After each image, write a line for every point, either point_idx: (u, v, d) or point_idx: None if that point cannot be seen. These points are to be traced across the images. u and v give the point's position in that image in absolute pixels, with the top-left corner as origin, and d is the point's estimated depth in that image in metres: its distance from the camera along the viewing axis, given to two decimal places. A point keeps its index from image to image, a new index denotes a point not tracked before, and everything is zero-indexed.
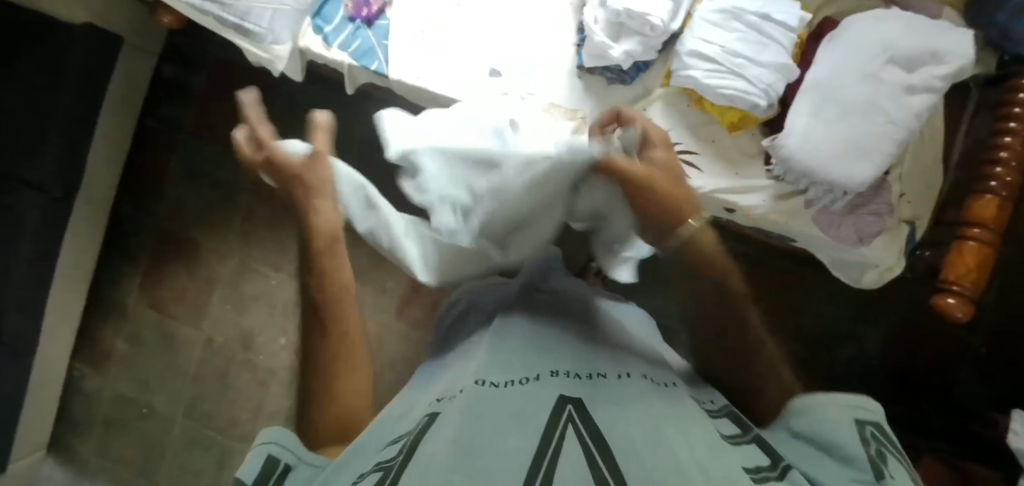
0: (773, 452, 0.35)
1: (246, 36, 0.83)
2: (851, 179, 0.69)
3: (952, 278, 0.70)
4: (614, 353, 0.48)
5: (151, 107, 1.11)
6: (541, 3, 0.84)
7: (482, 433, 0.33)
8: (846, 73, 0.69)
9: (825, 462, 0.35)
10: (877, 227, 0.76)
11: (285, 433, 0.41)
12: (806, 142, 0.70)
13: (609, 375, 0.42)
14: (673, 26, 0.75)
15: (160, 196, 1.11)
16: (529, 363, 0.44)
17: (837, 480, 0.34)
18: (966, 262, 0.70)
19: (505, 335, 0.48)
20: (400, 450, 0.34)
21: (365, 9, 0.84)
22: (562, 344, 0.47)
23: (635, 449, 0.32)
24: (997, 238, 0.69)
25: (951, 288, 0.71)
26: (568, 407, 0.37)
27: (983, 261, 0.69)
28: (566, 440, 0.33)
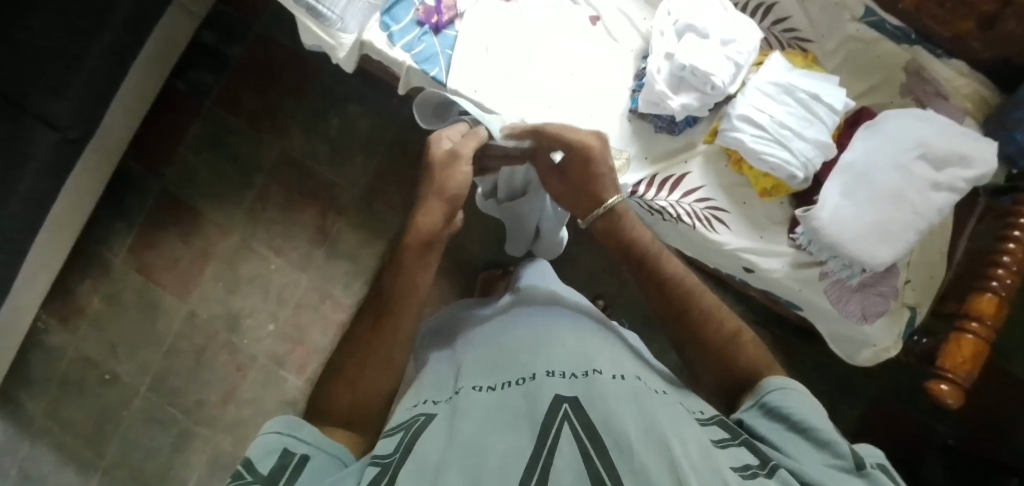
0: (762, 453, 0.39)
1: (316, 19, 0.83)
2: (874, 258, 0.76)
3: (948, 365, 0.74)
4: (613, 352, 0.50)
5: (181, 68, 1.09)
6: (605, 47, 0.89)
7: (478, 434, 0.39)
8: (881, 164, 0.77)
9: (808, 451, 0.41)
10: (882, 308, 0.81)
11: (299, 426, 0.42)
12: (845, 224, 0.76)
13: (604, 371, 0.45)
14: (730, 89, 0.81)
15: (172, 159, 1.08)
16: (522, 365, 0.48)
17: (815, 462, 0.40)
18: (963, 352, 0.74)
19: (503, 344, 0.53)
20: (396, 448, 0.39)
21: (436, 16, 0.86)
22: (560, 344, 0.50)
23: (630, 443, 0.36)
24: (991, 334, 0.74)
25: (945, 375, 0.74)
26: (565, 406, 0.40)
27: (979, 353, 0.74)
28: (564, 438, 0.37)
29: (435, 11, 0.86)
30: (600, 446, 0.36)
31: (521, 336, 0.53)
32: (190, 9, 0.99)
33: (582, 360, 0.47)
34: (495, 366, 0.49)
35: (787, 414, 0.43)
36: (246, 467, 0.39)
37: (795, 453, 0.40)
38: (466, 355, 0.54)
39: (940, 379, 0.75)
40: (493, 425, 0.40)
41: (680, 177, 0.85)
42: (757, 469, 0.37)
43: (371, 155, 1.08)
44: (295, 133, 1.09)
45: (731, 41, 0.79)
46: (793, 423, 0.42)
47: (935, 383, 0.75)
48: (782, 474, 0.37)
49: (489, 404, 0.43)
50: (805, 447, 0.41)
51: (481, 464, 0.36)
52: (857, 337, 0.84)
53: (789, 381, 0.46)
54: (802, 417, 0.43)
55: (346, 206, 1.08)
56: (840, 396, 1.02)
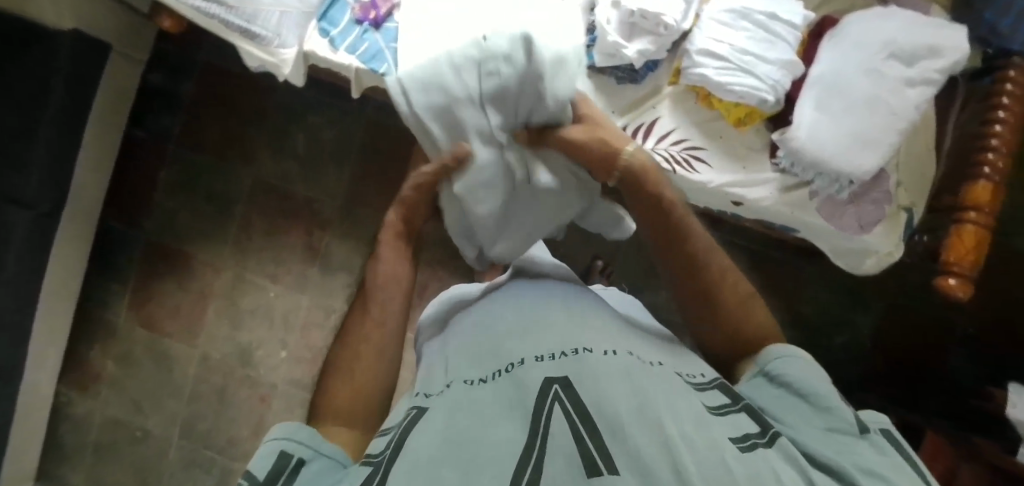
0: (761, 419, 0.39)
1: (253, 40, 0.80)
2: (859, 169, 0.75)
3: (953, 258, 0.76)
4: (603, 328, 0.50)
5: (137, 116, 1.08)
6: None
7: (467, 425, 0.39)
8: (852, 70, 0.74)
9: (807, 415, 0.42)
10: (877, 215, 0.81)
11: (298, 430, 0.43)
12: (826, 138, 0.75)
13: (595, 348, 0.45)
14: (684, 25, 0.78)
15: (149, 209, 1.08)
16: (510, 351, 0.48)
17: (816, 425, 0.41)
18: (965, 244, 0.75)
19: (491, 329, 0.53)
20: (389, 447, 0.40)
21: (373, 11, 0.84)
22: (547, 325, 0.50)
23: (622, 424, 0.36)
24: (991, 221, 0.75)
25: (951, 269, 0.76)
26: (555, 387, 0.40)
27: (981, 242, 0.75)
28: (556, 421, 0.37)
29: (370, 7, 0.84)
30: (590, 426, 0.36)
31: (512, 317, 0.53)
32: (130, 56, 0.98)
33: (572, 336, 0.47)
34: (483, 355, 0.49)
35: (789, 382, 0.44)
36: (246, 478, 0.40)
37: (794, 421, 0.41)
38: (453, 346, 0.54)
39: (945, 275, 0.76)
40: (487, 414, 0.40)
41: (651, 124, 0.84)
42: (757, 437, 0.37)
43: (344, 162, 1.08)
44: (264, 156, 1.08)
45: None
46: (794, 392, 0.44)
47: (942, 279, 0.76)
48: (783, 441, 0.37)
49: (482, 396, 0.43)
50: (805, 413, 0.42)
51: (472, 456, 0.35)
52: (856, 248, 0.84)
53: (792, 348, 0.47)
54: (803, 388, 0.44)
55: (328, 219, 1.08)
56: (852, 306, 1.03)
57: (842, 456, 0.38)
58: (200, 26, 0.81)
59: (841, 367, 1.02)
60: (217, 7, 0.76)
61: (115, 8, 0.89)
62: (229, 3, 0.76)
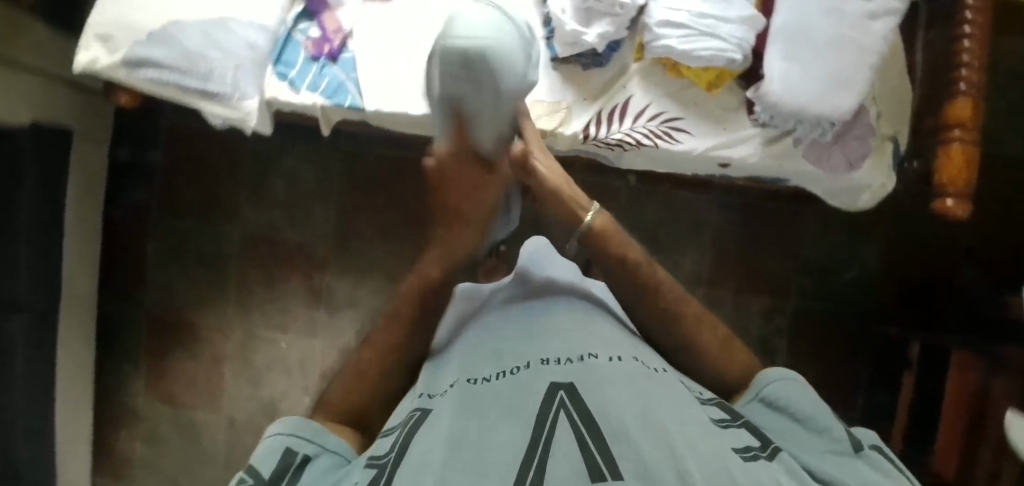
0: (763, 436, 0.39)
1: (212, 98, 0.77)
2: (838, 110, 0.74)
3: (946, 180, 0.76)
4: (608, 332, 0.49)
5: (115, 196, 1.09)
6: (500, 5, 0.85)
7: (474, 428, 0.38)
8: (813, 14, 0.74)
9: (804, 435, 0.42)
10: (864, 150, 0.81)
11: (300, 426, 0.45)
12: (800, 85, 0.75)
13: (599, 354, 0.45)
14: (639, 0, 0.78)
15: (145, 284, 1.09)
16: (514, 352, 0.47)
17: (815, 446, 0.41)
18: (956, 163, 0.75)
19: (491, 329, 0.52)
20: (393, 452, 0.39)
21: (326, 46, 0.83)
22: (548, 328, 0.49)
23: (625, 431, 0.36)
24: (976, 135, 0.75)
25: (947, 190, 0.76)
26: (560, 393, 0.40)
27: (970, 158, 0.75)
28: (560, 430, 0.37)
29: (324, 41, 0.83)
30: (595, 434, 0.36)
31: (512, 318, 0.52)
32: (93, 138, 0.98)
33: (574, 340, 0.47)
34: (484, 354, 0.48)
35: (784, 406, 0.43)
36: (250, 473, 0.41)
37: (791, 442, 0.41)
38: (451, 347, 0.53)
39: (942, 197, 0.77)
40: (489, 417, 0.40)
41: (625, 104, 0.84)
42: (759, 450, 0.37)
43: (330, 199, 1.07)
44: (247, 209, 1.08)
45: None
46: (788, 414, 0.43)
47: (939, 201, 0.77)
48: (785, 457, 0.37)
49: (487, 396, 0.42)
50: (801, 435, 0.42)
51: (483, 462, 0.35)
52: (849, 185, 0.85)
53: (787, 370, 0.46)
54: (798, 411, 0.43)
55: (324, 259, 1.07)
56: (853, 240, 1.04)
57: (844, 476, 0.38)
58: (163, 99, 0.79)
59: (856, 303, 1.04)
60: (170, 73, 0.75)
61: (68, 96, 0.90)
62: (180, 66, 0.75)
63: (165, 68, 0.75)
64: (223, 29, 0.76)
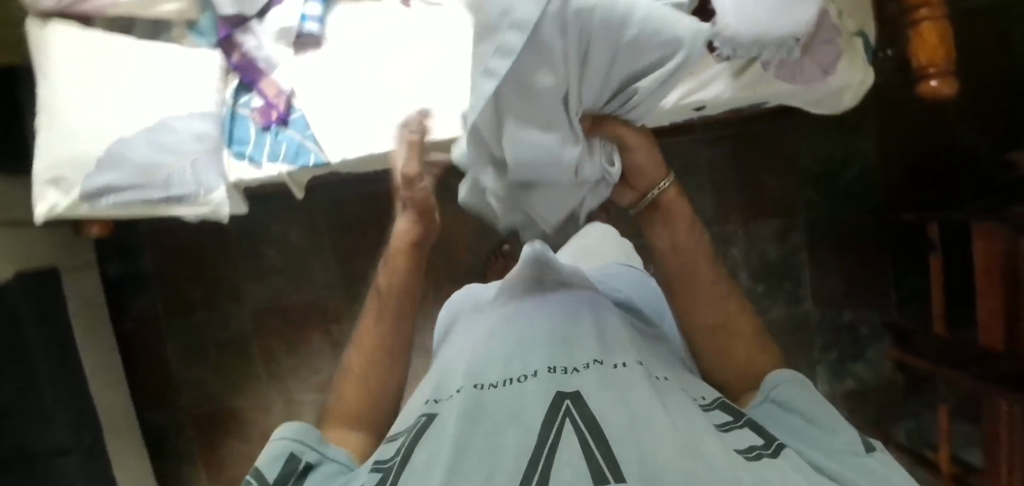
0: (766, 433, 0.42)
1: (179, 202, 0.76)
2: (798, 24, 0.72)
3: (925, 62, 0.74)
4: (610, 339, 0.50)
5: (118, 312, 1.09)
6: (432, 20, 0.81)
7: (480, 432, 0.39)
8: None
9: (811, 432, 0.45)
10: (832, 54, 0.81)
11: (301, 432, 0.47)
12: (754, 8, 0.71)
13: (606, 362, 0.46)
14: None
15: (175, 385, 1.09)
16: (523, 362, 0.47)
17: (824, 442, 0.44)
18: (930, 42, 0.73)
19: (492, 340, 0.53)
20: (399, 461, 0.40)
21: (273, 111, 0.80)
22: (550, 339, 0.50)
23: (633, 436, 0.36)
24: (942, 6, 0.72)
25: (929, 71, 0.74)
26: (566, 401, 0.40)
27: (943, 32, 0.73)
28: (565, 434, 0.37)
29: (269, 108, 0.80)
30: (599, 438, 0.36)
31: (518, 330, 0.53)
32: (77, 267, 0.97)
33: (579, 351, 0.48)
34: (490, 361, 0.49)
35: (794, 406, 0.47)
36: (255, 476, 0.44)
37: (801, 438, 0.44)
38: (456, 357, 0.54)
39: (925, 77, 0.75)
40: (493, 421, 0.40)
41: None
42: (762, 449, 0.39)
43: (325, 251, 1.07)
44: (248, 286, 1.08)
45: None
46: (799, 413, 0.47)
47: (925, 84, 0.75)
48: (787, 451, 0.40)
49: (495, 400, 0.43)
50: (810, 430, 0.45)
51: (489, 470, 0.36)
52: (826, 93, 0.85)
53: (792, 373, 0.50)
54: (807, 411, 0.47)
55: (337, 310, 1.07)
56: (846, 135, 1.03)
57: (848, 469, 0.41)
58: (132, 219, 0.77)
59: (861, 197, 1.05)
60: (130, 191, 0.73)
61: (40, 236, 0.89)
62: (138, 182, 0.73)
63: (124, 188, 0.73)
64: (169, 129, 0.74)
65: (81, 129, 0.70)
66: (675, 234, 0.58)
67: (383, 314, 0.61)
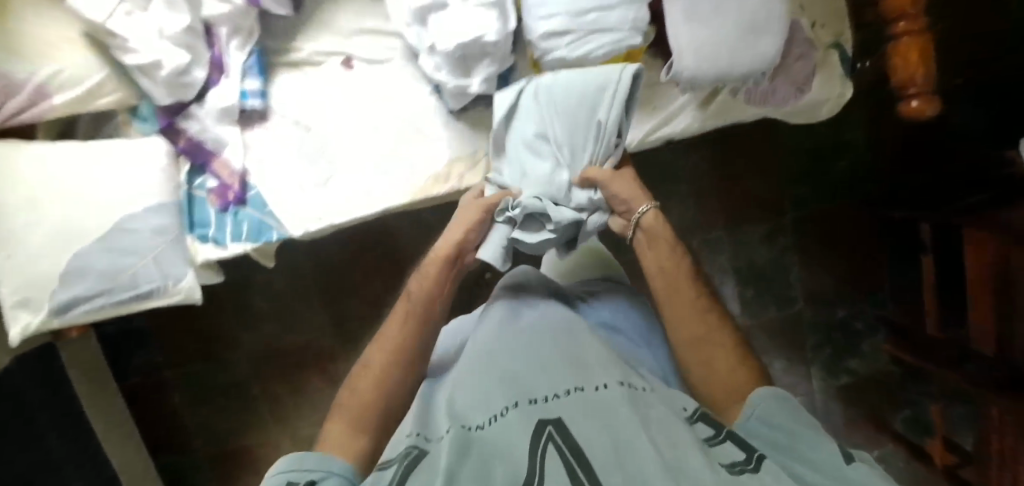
0: (747, 445, 0.42)
1: (149, 296, 0.75)
2: (762, 58, 0.66)
3: (906, 79, 0.69)
4: (597, 354, 0.49)
5: (120, 367, 1.10)
6: (382, 81, 0.78)
7: (467, 470, 0.38)
8: None
9: (798, 443, 0.44)
10: (807, 68, 0.76)
11: (304, 459, 0.47)
12: (711, 45, 0.66)
13: (589, 381, 0.44)
14: (510, 24, 0.68)
15: (185, 430, 1.11)
16: (509, 389, 0.45)
17: (817, 455, 0.43)
18: (911, 58, 0.68)
19: (476, 363, 0.51)
20: None
21: (228, 193, 0.79)
22: (530, 358, 0.49)
23: (623, 469, 0.36)
24: (924, 19, 0.67)
25: (911, 91, 0.69)
26: (548, 428, 0.39)
27: (926, 46, 0.67)
28: (550, 461, 0.37)
29: (224, 189, 0.79)
30: (587, 468, 0.36)
31: (503, 349, 0.51)
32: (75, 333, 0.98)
33: (562, 373, 0.46)
34: (472, 395, 0.47)
35: (776, 420, 0.46)
36: None
37: (788, 451, 0.44)
38: (442, 394, 0.52)
39: (907, 97, 0.69)
40: (478, 459, 0.39)
41: None
42: (743, 464, 0.39)
43: (312, 296, 1.10)
44: (243, 332, 1.10)
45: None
46: (783, 425, 0.45)
47: (905, 105, 0.70)
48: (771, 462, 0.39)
49: (484, 441, 0.41)
50: (796, 440, 0.44)
51: None
52: (803, 108, 0.79)
53: (775, 389, 0.49)
54: (790, 422, 0.46)
55: (332, 350, 1.10)
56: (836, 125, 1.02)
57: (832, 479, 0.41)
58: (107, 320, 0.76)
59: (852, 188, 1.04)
60: (98, 298, 0.72)
61: None
62: (103, 287, 0.72)
63: (90, 295, 0.72)
64: (129, 229, 0.73)
65: (43, 224, 0.69)
66: (657, 254, 0.59)
67: (405, 316, 0.59)
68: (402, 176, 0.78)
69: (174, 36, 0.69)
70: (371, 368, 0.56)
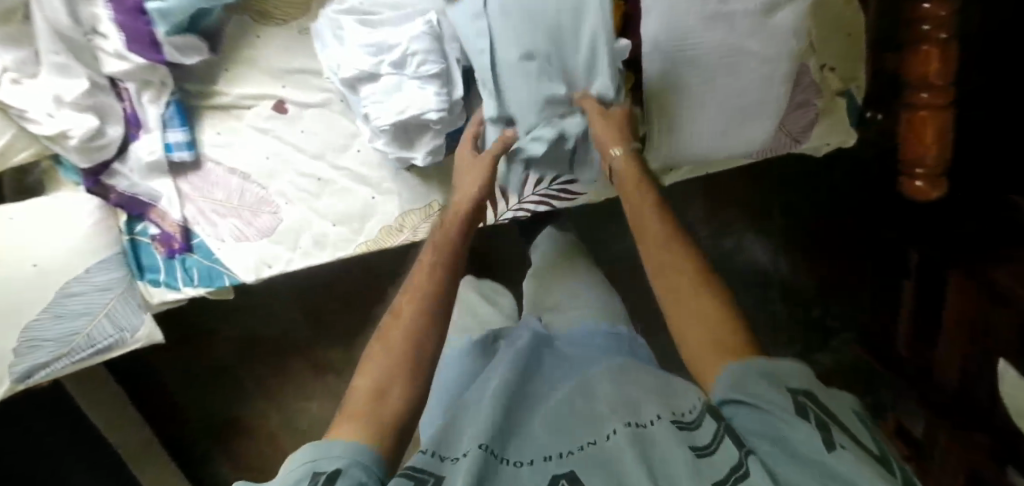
0: (739, 444, 0.33)
1: (110, 349, 0.74)
2: (748, 145, 0.61)
3: (912, 156, 0.60)
4: (618, 394, 0.43)
5: None
6: (325, 125, 0.70)
7: None
8: (690, 28, 0.56)
9: (775, 419, 0.34)
10: (807, 117, 0.66)
11: (323, 446, 0.35)
12: (697, 127, 0.60)
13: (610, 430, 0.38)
14: (454, 92, 0.58)
15: (177, 407, 1.13)
16: (536, 439, 0.40)
17: (796, 434, 0.32)
18: (923, 138, 0.59)
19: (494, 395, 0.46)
20: None
21: (172, 243, 0.73)
22: (550, 411, 0.44)
23: None
24: (952, 93, 0.57)
25: (915, 171, 0.61)
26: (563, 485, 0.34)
27: (947, 125, 0.58)
28: None
29: (168, 238, 0.73)
30: None
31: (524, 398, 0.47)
32: None
33: (590, 426, 0.39)
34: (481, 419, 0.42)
35: (752, 391, 0.36)
36: None
37: (762, 435, 0.34)
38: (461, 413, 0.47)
39: (912, 176, 0.61)
40: None
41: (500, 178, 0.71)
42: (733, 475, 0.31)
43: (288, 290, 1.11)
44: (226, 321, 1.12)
45: (387, 50, 0.56)
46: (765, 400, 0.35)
47: (907, 184, 0.62)
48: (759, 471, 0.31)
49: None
50: (773, 415, 0.34)
51: None
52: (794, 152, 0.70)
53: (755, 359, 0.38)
54: (769, 395, 0.35)
55: (311, 338, 1.12)
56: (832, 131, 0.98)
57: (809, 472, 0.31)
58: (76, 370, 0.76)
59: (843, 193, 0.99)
60: (59, 361, 0.71)
61: None
62: (60, 350, 0.71)
63: (50, 359, 0.71)
64: (71, 295, 0.69)
65: None
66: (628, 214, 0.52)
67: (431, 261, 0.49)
68: (353, 225, 0.73)
69: (75, 102, 0.62)
70: (401, 318, 0.44)
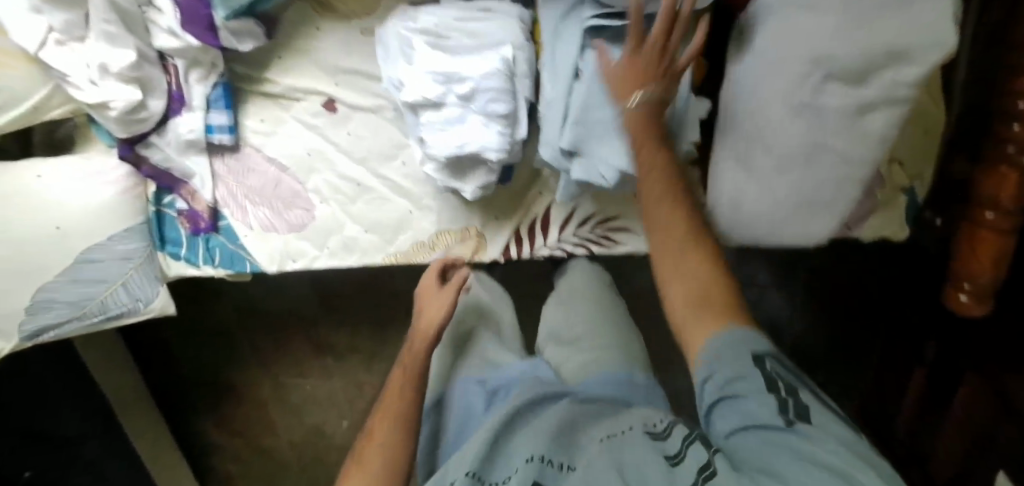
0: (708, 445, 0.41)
1: (120, 318, 0.71)
2: (804, 236, 0.60)
3: (965, 272, 0.58)
4: (587, 423, 0.51)
5: None
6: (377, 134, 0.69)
7: None
8: (770, 112, 0.52)
9: (742, 414, 0.42)
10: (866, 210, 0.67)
11: None
12: (758, 210, 0.58)
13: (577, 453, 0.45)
14: (517, 133, 0.56)
15: (174, 362, 1.11)
16: (518, 452, 0.47)
17: (759, 421, 0.40)
18: (981, 257, 0.57)
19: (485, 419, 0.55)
20: None
21: (198, 221, 0.71)
22: (525, 427, 0.52)
23: None
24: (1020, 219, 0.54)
25: (961, 284, 0.59)
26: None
27: (1006, 250, 0.56)
28: None
29: (195, 215, 0.70)
30: None
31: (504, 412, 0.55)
32: None
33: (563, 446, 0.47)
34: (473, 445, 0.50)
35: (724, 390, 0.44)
36: None
37: (738, 433, 0.41)
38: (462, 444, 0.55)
39: (958, 287, 0.60)
40: None
41: (546, 216, 0.70)
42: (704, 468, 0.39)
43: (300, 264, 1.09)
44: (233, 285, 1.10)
45: (457, 81, 0.53)
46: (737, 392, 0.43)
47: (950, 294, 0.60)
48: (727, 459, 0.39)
49: None
50: (742, 406, 0.42)
51: None
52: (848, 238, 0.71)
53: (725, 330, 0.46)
54: (732, 386, 0.44)
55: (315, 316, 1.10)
56: None
57: (776, 447, 0.38)
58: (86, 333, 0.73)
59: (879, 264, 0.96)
60: (68, 325, 0.69)
61: None
62: (71, 314, 0.68)
63: (59, 321, 0.68)
64: (89, 260, 0.66)
65: None
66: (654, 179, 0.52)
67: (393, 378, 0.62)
68: (388, 237, 0.71)
69: (120, 74, 0.59)
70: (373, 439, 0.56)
